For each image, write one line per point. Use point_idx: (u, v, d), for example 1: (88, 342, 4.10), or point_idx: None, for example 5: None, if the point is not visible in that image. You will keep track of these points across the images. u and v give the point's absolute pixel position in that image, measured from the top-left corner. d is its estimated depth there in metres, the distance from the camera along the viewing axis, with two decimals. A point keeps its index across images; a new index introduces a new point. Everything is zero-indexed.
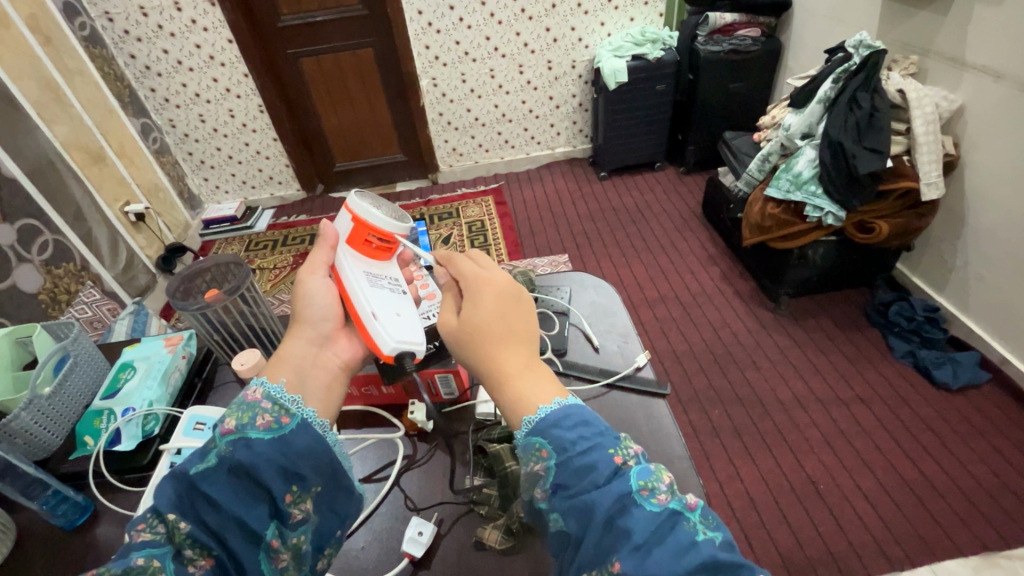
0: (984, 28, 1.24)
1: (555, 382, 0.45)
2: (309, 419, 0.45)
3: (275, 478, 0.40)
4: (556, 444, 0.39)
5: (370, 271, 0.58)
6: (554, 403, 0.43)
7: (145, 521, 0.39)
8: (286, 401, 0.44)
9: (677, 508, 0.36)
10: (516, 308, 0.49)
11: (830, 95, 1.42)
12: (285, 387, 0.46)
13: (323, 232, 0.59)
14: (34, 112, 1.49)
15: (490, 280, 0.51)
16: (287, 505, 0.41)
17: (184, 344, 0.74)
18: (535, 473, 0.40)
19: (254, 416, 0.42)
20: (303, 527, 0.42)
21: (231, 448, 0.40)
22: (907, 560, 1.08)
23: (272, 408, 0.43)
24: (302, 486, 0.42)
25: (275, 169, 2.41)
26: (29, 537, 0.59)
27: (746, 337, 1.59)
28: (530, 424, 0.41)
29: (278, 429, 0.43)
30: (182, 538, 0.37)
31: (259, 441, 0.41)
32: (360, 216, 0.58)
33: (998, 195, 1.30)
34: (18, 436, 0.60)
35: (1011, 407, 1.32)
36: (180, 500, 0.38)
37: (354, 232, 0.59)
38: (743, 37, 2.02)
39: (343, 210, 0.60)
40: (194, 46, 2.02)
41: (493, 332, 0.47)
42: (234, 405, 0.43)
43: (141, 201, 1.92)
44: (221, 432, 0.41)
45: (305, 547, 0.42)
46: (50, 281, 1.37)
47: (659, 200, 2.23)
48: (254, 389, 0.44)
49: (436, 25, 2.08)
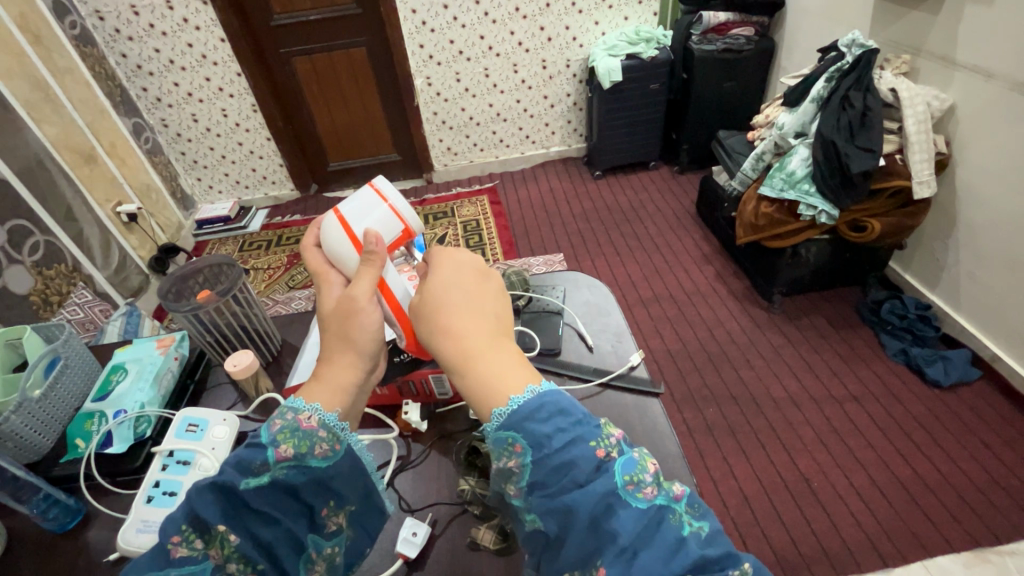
0: (974, 28, 1.25)
1: (528, 366, 0.44)
2: (355, 445, 0.44)
3: (316, 496, 0.42)
4: (531, 439, 0.38)
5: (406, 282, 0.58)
6: (527, 391, 0.41)
7: (182, 533, 0.38)
8: (339, 428, 0.43)
9: (663, 502, 0.37)
10: (475, 282, 0.48)
11: (823, 94, 1.43)
12: (337, 416, 0.44)
13: (377, 247, 0.49)
14: (24, 112, 1.48)
15: (453, 254, 0.50)
16: (323, 517, 0.43)
17: (176, 346, 0.74)
18: (509, 470, 0.39)
19: (312, 445, 0.41)
20: (337, 538, 0.43)
21: (287, 473, 0.40)
22: (899, 556, 1.09)
23: (328, 436, 0.42)
24: (339, 502, 0.43)
25: (269, 169, 2.39)
26: (20, 540, 0.59)
27: (740, 335, 1.60)
28: (501, 417, 0.40)
29: (332, 458, 0.42)
30: (230, 552, 0.38)
31: (316, 469, 0.41)
32: (411, 228, 0.61)
33: (988, 193, 1.31)
34: (7, 440, 0.60)
35: (1002, 404, 1.33)
36: (228, 514, 0.39)
37: (399, 241, 0.60)
38: (737, 36, 2.03)
39: (388, 214, 0.59)
40: (186, 45, 2.00)
41: (453, 304, 0.46)
42: (287, 429, 0.41)
43: (134, 202, 1.91)
44: (276, 457, 0.40)
45: (338, 559, 0.43)
46: (41, 282, 1.36)
47: (652, 199, 2.23)
48: (310, 416, 0.42)
49: (430, 24, 2.07)
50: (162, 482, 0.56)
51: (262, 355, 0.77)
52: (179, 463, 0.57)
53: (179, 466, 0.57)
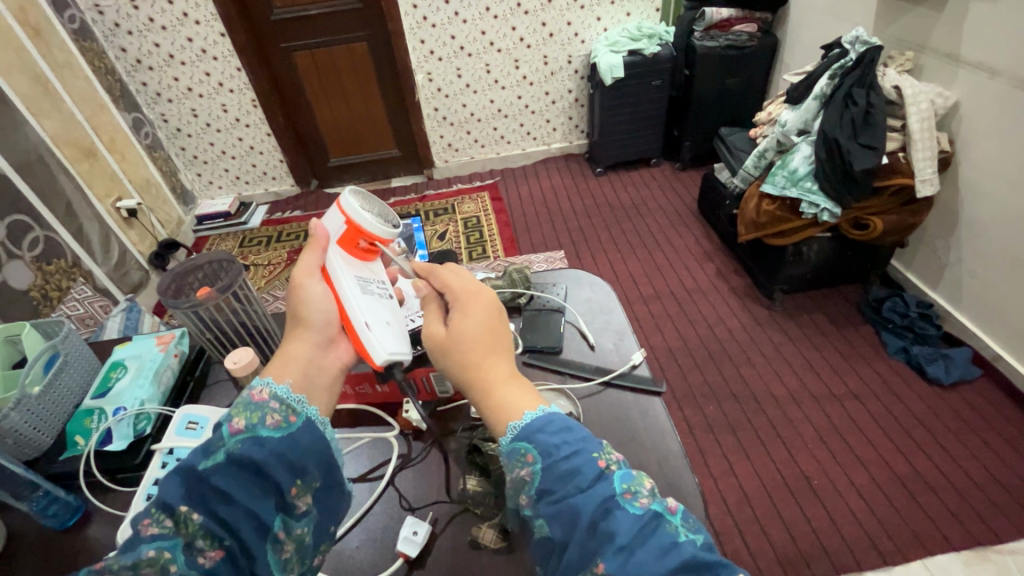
0: (980, 25, 1.24)
1: (535, 389, 0.46)
2: (313, 417, 0.45)
3: (284, 473, 0.41)
4: (541, 449, 0.39)
5: (359, 275, 0.58)
6: (538, 410, 0.43)
7: (151, 515, 0.38)
8: (293, 400, 0.45)
9: (659, 510, 0.37)
10: (498, 317, 0.50)
11: (826, 91, 1.42)
12: (291, 388, 0.46)
13: (317, 233, 0.58)
14: (23, 106, 1.47)
15: (474, 290, 0.52)
16: (293, 498, 0.42)
17: (176, 343, 0.73)
18: (521, 479, 0.40)
19: (264, 415, 0.42)
20: (306, 519, 0.43)
21: (241, 445, 0.40)
22: (900, 554, 1.09)
23: (280, 407, 0.44)
24: (305, 480, 0.43)
25: (269, 165, 2.39)
26: (20, 537, 0.58)
27: (741, 333, 1.59)
28: (515, 430, 0.41)
29: (288, 428, 0.43)
30: (195, 528, 0.37)
31: (269, 440, 0.42)
32: (354, 220, 0.58)
33: (991, 192, 1.30)
34: (7, 436, 0.59)
35: (1002, 403, 1.33)
36: (191, 494, 0.38)
37: (346, 236, 0.58)
38: (739, 32, 2.02)
39: (334, 211, 0.59)
40: (186, 39, 1.99)
41: (479, 340, 0.47)
42: (240, 404, 0.43)
43: (133, 197, 1.90)
44: (230, 431, 0.41)
45: (308, 539, 0.42)
46: (40, 278, 1.36)
47: (654, 196, 2.22)
48: (260, 389, 0.44)
49: (430, 19, 2.06)
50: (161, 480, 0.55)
51: (262, 353, 0.77)
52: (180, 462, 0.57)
53: None
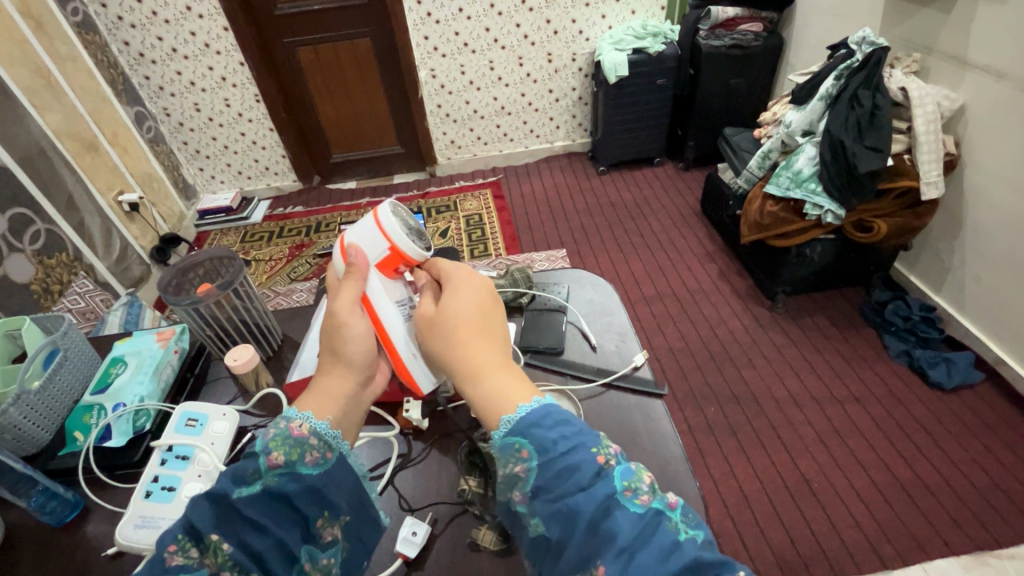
0: (987, 27, 1.23)
1: (529, 381, 0.45)
2: (347, 454, 0.45)
3: (310, 505, 0.42)
4: (537, 444, 0.39)
5: (400, 301, 0.57)
6: (532, 402, 0.42)
7: (178, 542, 0.38)
8: (330, 436, 0.44)
9: (660, 508, 0.36)
10: (489, 302, 0.50)
11: (831, 92, 1.42)
12: (329, 424, 0.45)
13: (357, 260, 0.55)
14: (24, 98, 1.46)
15: (471, 277, 0.52)
16: (318, 528, 0.42)
17: (176, 339, 0.73)
18: (515, 475, 0.40)
19: (304, 452, 0.42)
20: (332, 549, 0.43)
21: (278, 480, 0.41)
22: (899, 558, 1.09)
23: (319, 443, 0.43)
24: (332, 512, 0.43)
25: (271, 160, 2.38)
26: (18, 534, 0.58)
27: (743, 334, 1.59)
28: (509, 424, 0.41)
29: (324, 465, 0.43)
30: (223, 560, 0.37)
31: (307, 476, 0.42)
32: (399, 246, 0.57)
33: (996, 195, 1.30)
34: (6, 431, 0.60)
35: (1004, 407, 1.33)
36: (221, 522, 0.39)
37: (388, 261, 0.57)
38: (745, 32, 2.01)
39: (372, 233, 0.57)
40: (189, 33, 1.98)
41: (469, 320, 0.47)
42: (278, 436, 0.42)
43: (135, 191, 1.90)
44: (267, 464, 0.41)
45: (334, 570, 0.42)
46: (42, 271, 1.36)
47: (657, 195, 2.22)
48: (300, 423, 0.43)
49: (435, 15, 2.04)
50: (160, 477, 0.55)
51: (262, 349, 0.77)
52: (178, 459, 0.57)
53: (178, 461, 0.56)
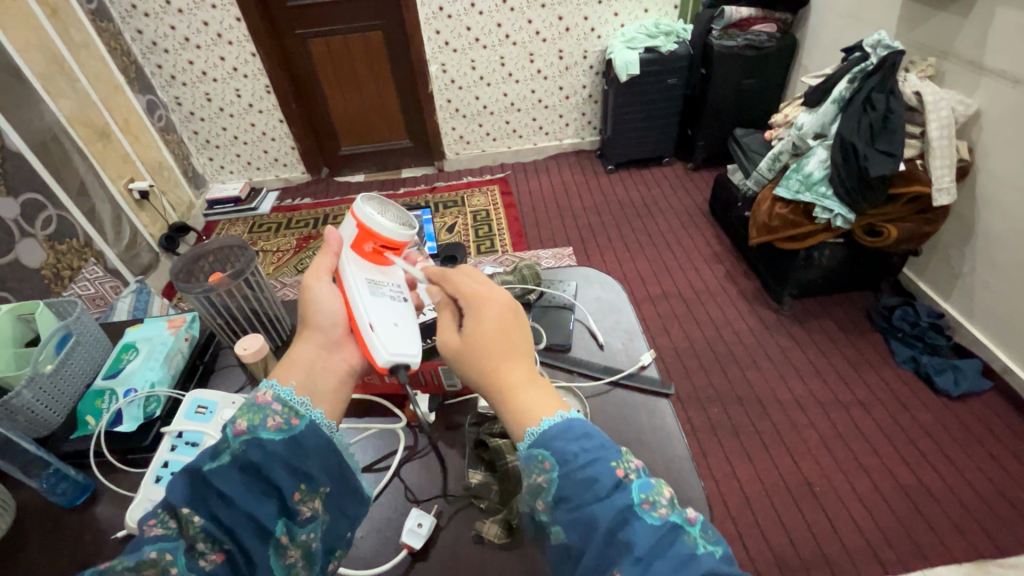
0: (1004, 32, 1.22)
1: (556, 394, 0.46)
2: (317, 421, 0.45)
3: (284, 477, 0.41)
4: (559, 455, 0.39)
5: (371, 278, 0.58)
6: (557, 415, 0.43)
7: (157, 516, 0.40)
8: (295, 403, 0.45)
9: (678, 521, 0.37)
10: (513, 319, 0.49)
11: (844, 96, 1.41)
12: (294, 390, 0.47)
13: (328, 237, 0.59)
14: (38, 84, 1.47)
15: (490, 293, 0.51)
16: (296, 503, 0.41)
17: (187, 327, 0.74)
18: (537, 486, 0.40)
19: (265, 417, 0.43)
20: (311, 525, 0.42)
21: (243, 448, 0.41)
22: (900, 564, 1.08)
23: (282, 410, 0.44)
24: (310, 485, 0.43)
25: (281, 151, 2.39)
26: (28, 515, 0.59)
27: (748, 336, 1.59)
28: (532, 436, 0.42)
29: (289, 430, 0.43)
30: (194, 531, 0.38)
31: (270, 441, 0.42)
32: (364, 223, 0.58)
33: (1008, 203, 1.29)
34: (19, 413, 0.61)
35: (1011, 416, 1.32)
36: (193, 496, 0.39)
37: (357, 239, 0.59)
38: (758, 33, 2.00)
39: (346, 214, 0.60)
40: (202, 23, 1.99)
41: (494, 342, 0.47)
42: (242, 406, 0.43)
43: (146, 179, 1.91)
44: (232, 433, 0.41)
45: (314, 545, 0.42)
46: (52, 257, 1.37)
47: (665, 196, 2.21)
48: (264, 392, 0.44)
49: (447, 10, 2.04)
50: (169, 463, 0.56)
51: (272, 338, 0.77)
52: (187, 445, 0.57)
53: (186, 447, 0.57)
